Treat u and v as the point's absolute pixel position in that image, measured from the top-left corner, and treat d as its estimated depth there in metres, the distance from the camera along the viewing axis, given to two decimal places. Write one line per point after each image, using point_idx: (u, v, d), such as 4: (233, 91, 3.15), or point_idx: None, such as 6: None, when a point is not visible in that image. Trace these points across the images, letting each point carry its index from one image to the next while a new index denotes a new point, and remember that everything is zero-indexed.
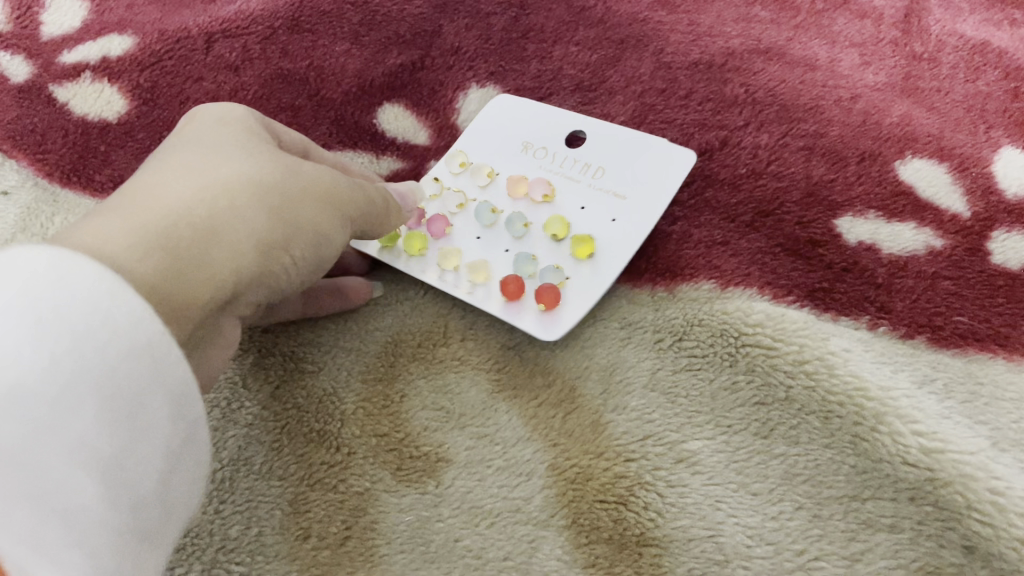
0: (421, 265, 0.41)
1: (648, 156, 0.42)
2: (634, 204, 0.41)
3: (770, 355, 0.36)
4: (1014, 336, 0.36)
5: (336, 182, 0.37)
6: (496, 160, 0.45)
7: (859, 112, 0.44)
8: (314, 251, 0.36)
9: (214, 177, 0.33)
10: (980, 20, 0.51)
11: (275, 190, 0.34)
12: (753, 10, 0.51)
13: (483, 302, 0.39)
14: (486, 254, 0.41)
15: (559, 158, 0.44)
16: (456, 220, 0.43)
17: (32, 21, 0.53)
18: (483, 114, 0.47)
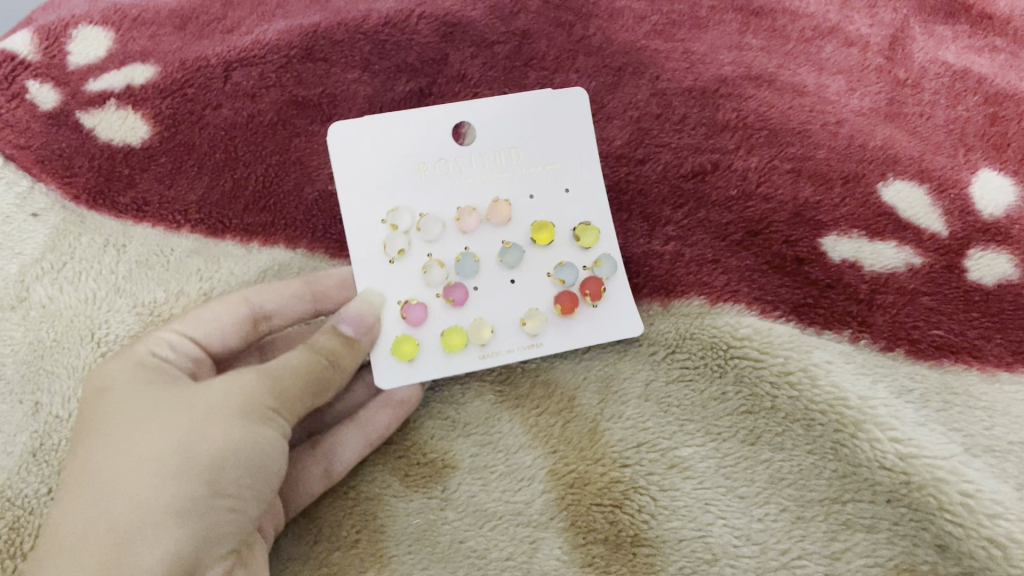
0: (472, 352, 0.40)
1: (541, 111, 0.42)
2: (571, 168, 0.42)
3: (756, 366, 0.39)
4: (986, 348, 0.41)
5: (238, 390, 0.35)
6: (407, 200, 0.41)
7: (845, 136, 0.47)
8: (251, 466, 0.35)
9: (118, 476, 0.33)
10: (962, 48, 0.53)
11: (174, 444, 0.33)
12: (745, 38, 0.54)
13: (560, 344, 0.40)
14: (506, 302, 0.41)
15: (464, 160, 0.41)
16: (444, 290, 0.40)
17: (59, 50, 0.53)
18: (343, 167, 0.40)
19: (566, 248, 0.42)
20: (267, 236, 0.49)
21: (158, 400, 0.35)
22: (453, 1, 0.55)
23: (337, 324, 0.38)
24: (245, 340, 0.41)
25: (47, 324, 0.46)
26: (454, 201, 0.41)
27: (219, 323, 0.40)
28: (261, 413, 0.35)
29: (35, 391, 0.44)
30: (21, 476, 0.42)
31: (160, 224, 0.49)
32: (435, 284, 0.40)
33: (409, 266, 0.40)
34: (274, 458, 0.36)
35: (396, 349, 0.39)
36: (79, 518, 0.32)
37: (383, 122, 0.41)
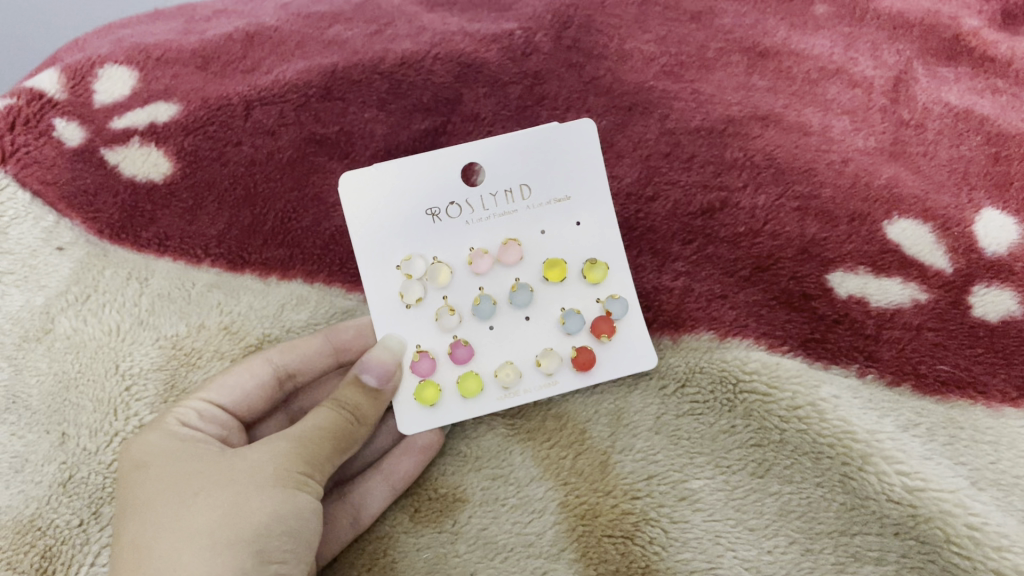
0: (490, 396, 0.41)
1: (546, 142, 0.42)
2: (581, 200, 0.43)
3: (765, 401, 0.40)
4: (991, 383, 0.41)
5: (271, 460, 0.37)
6: (419, 246, 0.42)
7: (850, 175, 0.48)
8: (291, 532, 0.36)
9: (162, 555, 0.34)
10: (964, 89, 0.55)
11: (217, 517, 0.35)
12: (751, 79, 0.55)
13: (574, 384, 0.42)
14: (521, 344, 0.42)
15: (474, 201, 0.42)
16: (461, 334, 0.42)
17: (85, 89, 0.55)
18: (356, 218, 0.41)
19: (578, 281, 0.43)
20: (285, 269, 0.50)
21: (194, 475, 0.37)
22: (467, 42, 0.57)
23: (360, 375, 0.40)
24: (270, 397, 0.43)
25: (73, 354, 0.47)
26: (467, 242, 0.42)
27: (244, 384, 0.43)
28: (294, 480, 0.37)
29: (62, 422, 0.46)
30: (51, 507, 0.44)
31: (181, 258, 0.50)
32: (449, 329, 0.42)
33: (424, 310, 0.42)
34: (310, 525, 0.37)
35: (417, 396, 0.41)
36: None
37: (385, 173, 0.42)
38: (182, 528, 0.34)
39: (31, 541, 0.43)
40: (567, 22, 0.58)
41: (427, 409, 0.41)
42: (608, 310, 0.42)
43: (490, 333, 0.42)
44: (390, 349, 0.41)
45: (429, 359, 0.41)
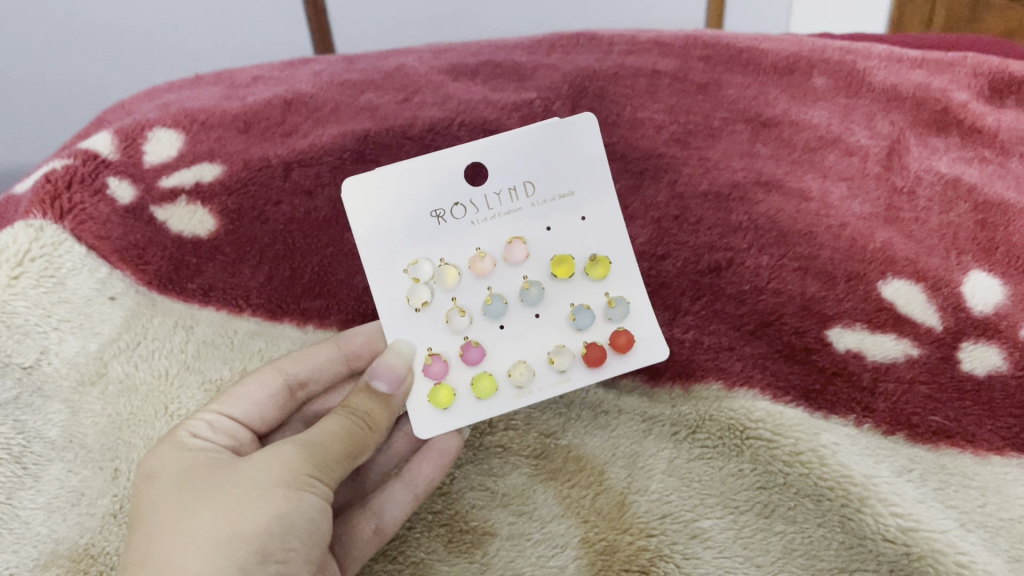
0: (507, 395, 0.46)
1: (543, 140, 0.46)
2: (581, 196, 0.47)
3: (769, 446, 0.43)
4: (978, 433, 0.45)
5: (280, 463, 0.41)
6: (429, 247, 0.46)
7: (846, 238, 0.51)
8: (295, 532, 0.40)
9: (172, 550, 0.38)
10: (954, 158, 0.58)
11: (228, 511, 0.39)
12: (755, 147, 0.60)
13: (583, 378, 0.46)
14: (530, 342, 0.47)
15: (479, 201, 0.47)
16: (474, 334, 0.47)
17: (136, 151, 0.59)
18: (368, 222, 0.46)
19: (582, 278, 0.47)
20: (322, 319, 0.55)
21: (206, 481, 0.41)
22: (491, 110, 0.62)
23: (372, 382, 0.45)
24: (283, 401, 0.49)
25: (125, 398, 0.51)
26: (474, 241, 0.47)
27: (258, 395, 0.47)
28: (302, 481, 0.41)
29: (114, 459, 0.50)
30: (103, 535, 0.48)
31: (225, 307, 0.54)
32: (461, 329, 0.46)
33: (438, 311, 0.47)
34: (315, 527, 0.41)
35: (435, 399, 0.46)
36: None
37: (388, 183, 0.46)
38: (190, 527, 0.38)
39: (85, 568, 0.47)
40: (583, 95, 0.63)
41: (447, 408, 0.46)
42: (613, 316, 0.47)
43: (501, 331, 0.47)
44: (402, 352, 0.45)
45: (444, 360, 0.46)
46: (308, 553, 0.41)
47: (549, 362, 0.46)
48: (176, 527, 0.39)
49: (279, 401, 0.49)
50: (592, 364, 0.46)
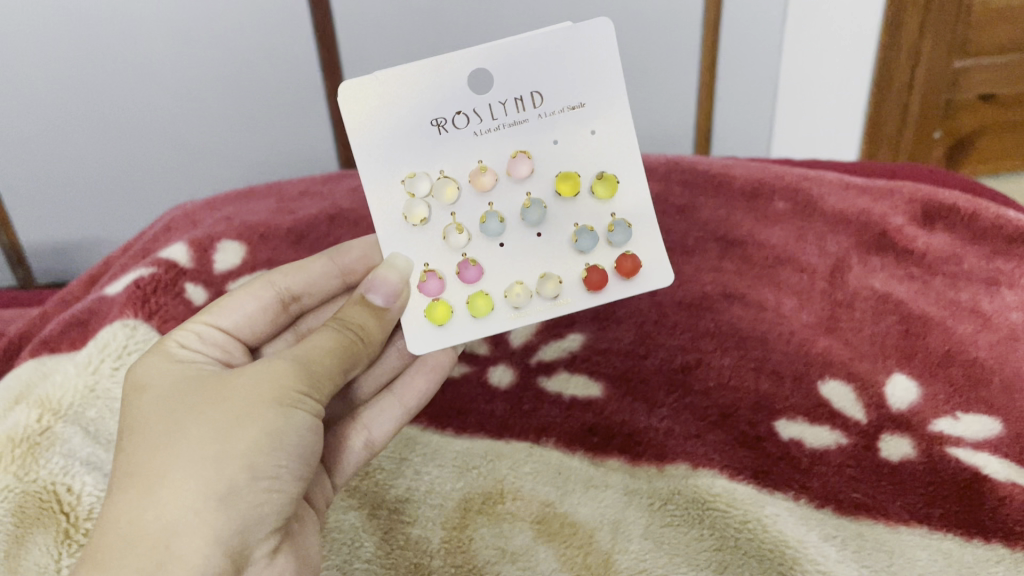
0: (501, 313, 0.58)
1: (549, 52, 0.53)
2: (588, 111, 0.55)
3: (725, 516, 0.55)
4: (891, 508, 0.55)
5: (269, 383, 0.49)
6: (433, 156, 0.55)
7: (795, 343, 0.63)
8: (279, 441, 0.48)
9: (165, 455, 0.46)
10: (887, 275, 0.70)
11: (214, 434, 0.47)
12: (721, 263, 0.72)
13: (578, 301, 0.58)
14: (523, 260, 0.58)
15: (486, 108, 0.54)
16: (472, 254, 0.57)
17: (208, 260, 0.71)
18: (382, 133, 0.54)
19: (587, 197, 0.57)
20: None
21: (199, 396, 0.49)
22: None
23: (369, 294, 0.56)
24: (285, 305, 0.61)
25: None
26: (479, 153, 0.55)
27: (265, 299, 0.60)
28: (290, 398, 0.49)
29: None
30: None
31: None
32: (457, 246, 0.57)
33: (440, 223, 0.57)
34: (300, 438, 0.49)
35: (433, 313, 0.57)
36: (132, 501, 0.45)
37: (385, 86, 0.53)
38: (184, 436, 0.47)
39: None
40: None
41: (443, 322, 0.57)
42: (613, 240, 0.57)
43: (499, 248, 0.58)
44: (400, 269, 0.56)
45: (439, 280, 0.56)
46: (296, 459, 0.50)
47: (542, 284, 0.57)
48: (171, 435, 0.47)
49: (280, 306, 0.61)
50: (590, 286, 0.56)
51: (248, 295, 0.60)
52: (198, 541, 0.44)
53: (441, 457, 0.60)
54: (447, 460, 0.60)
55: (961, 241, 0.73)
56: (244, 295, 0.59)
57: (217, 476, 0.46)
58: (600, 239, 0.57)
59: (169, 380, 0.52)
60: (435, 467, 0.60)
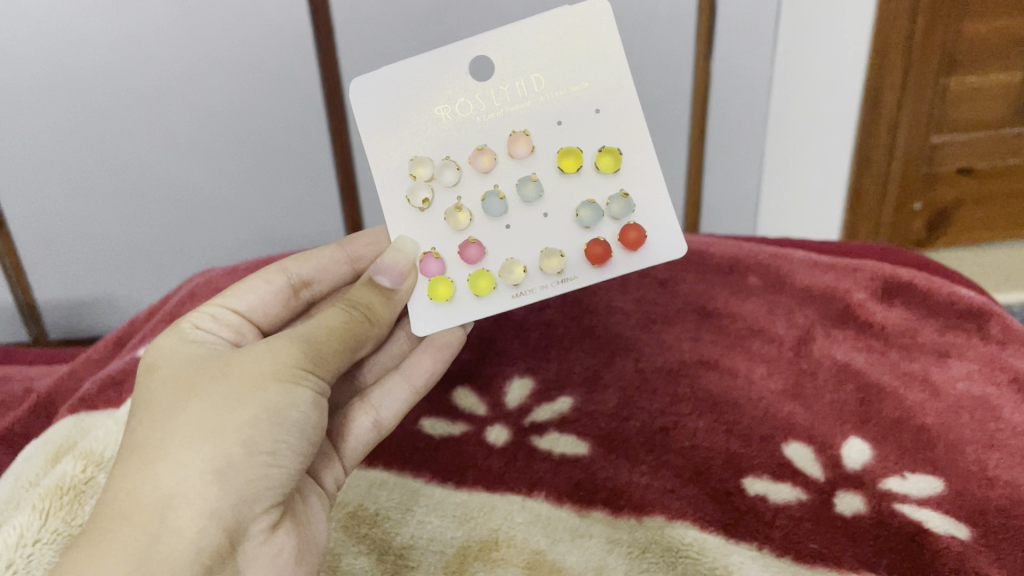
0: (502, 285, 0.73)
1: (545, 35, 0.70)
2: (584, 90, 0.71)
3: (695, 563, 0.61)
4: (844, 556, 0.60)
5: (267, 369, 0.60)
6: (444, 135, 0.72)
7: (762, 408, 0.71)
8: (274, 417, 0.58)
9: (172, 428, 0.56)
10: (849, 346, 0.77)
11: (211, 416, 0.56)
12: (699, 333, 0.79)
13: (585, 274, 0.72)
14: (521, 235, 0.73)
15: (490, 92, 0.71)
16: (473, 233, 0.73)
17: None
18: (403, 111, 0.71)
19: (592, 173, 0.73)
20: (370, 459, 0.72)
21: (202, 378, 0.59)
22: None
23: (379, 277, 0.71)
24: (297, 289, 0.77)
25: None
26: (483, 138, 0.72)
27: (277, 285, 0.75)
28: (285, 381, 0.60)
29: None
30: None
31: None
32: (461, 226, 0.73)
33: (447, 203, 0.73)
34: (293, 415, 0.60)
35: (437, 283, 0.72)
36: (132, 480, 0.54)
37: (401, 76, 0.71)
38: (188, 413, 0.56)
39: None
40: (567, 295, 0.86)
41: (445, 294, 0.72)
42: (614, 211, 0.72)
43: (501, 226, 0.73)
44: (405, 249, 0.72)
45: (440, 259, 0.73)
46: (289, 433, 0.60)
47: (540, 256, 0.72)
48: (177, 411, 0.57)
49: (291, 290, 0.76)
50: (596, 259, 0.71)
51: (262, 281, 0.74)
52: (198, 502, 0.54)
53: (444, 508, 0.67)
54: (449, 510, 0.66)
55: (916, 315, 0.81)
56: (259, 281, 0.74)
57: (217, 448, 0.55)
58: (606, 215, 0.72)
59: (175, 366, 0.62)
60: (437, 517, 0.66)
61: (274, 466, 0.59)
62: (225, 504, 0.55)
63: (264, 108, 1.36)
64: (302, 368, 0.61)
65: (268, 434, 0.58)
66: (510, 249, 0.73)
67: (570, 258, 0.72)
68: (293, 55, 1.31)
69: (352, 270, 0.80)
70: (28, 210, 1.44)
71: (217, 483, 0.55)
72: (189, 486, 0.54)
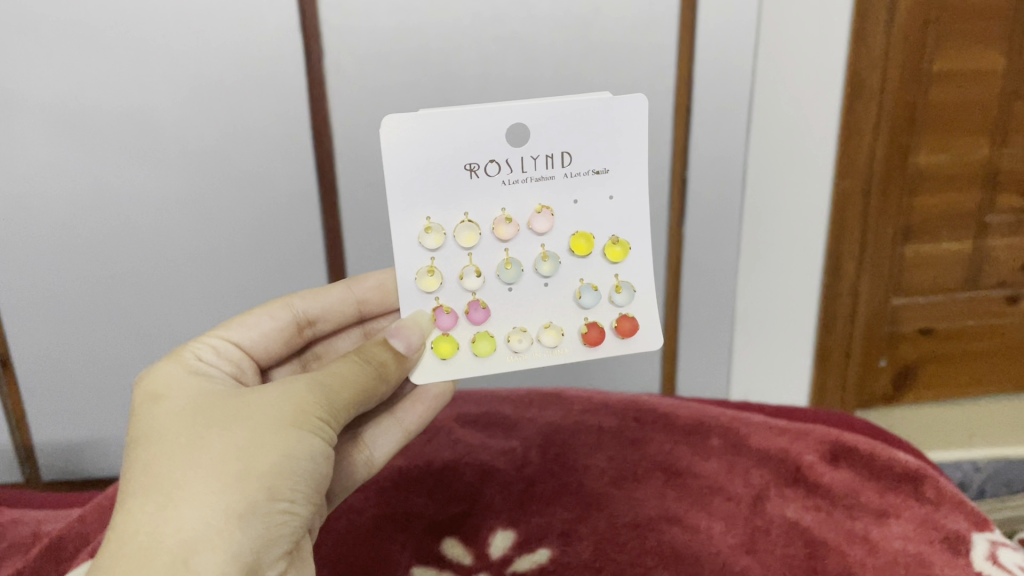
0: (505, 351, 0.88)
1: (582, 117, 0.84)
2: (602, 175, 0.86)
3: None
4: None
5: (282, 422, 0.72)
6: (472, 198, 0.85)
7: (720, 562, 0.79)
8: (288, 465, 0.70)
9: (198, 472, 0.66)
10: (799, 506, 0.86)
11: (236, 459, 0.68)
12: (666, 490, 0.88)
13: (577, 352, 0.89)
14: (527, 304, 0.89)
15: (518, 160, 0.84)
16: (483, 298, 0.88)
17: None
18: (444, 167, 0.83)
19: (600, 258, 0.88)
20: None
21: (221, 426, 0.70)
22: (487, 456, 0.96)
23: (393, 342, 0.86)
24: (297, 323, 0.95)
25: None
26: (506, 204, 0.86)
27: (278, 320, 0.93)
28: (299, 434, 0.72)
29: None
30: None
31: None
32: (474, 288, 0.87)
33: (464, 263, 0.87)
34: (304, 464, 0.72)
35: (446, 345, 0.88)
36: (161, 520, 0.64)
37: (451, 129, 0.82)
38: (212, 459, 0.67)
39: None
40: (546, 454, 0.95)
41: (450, 353, 0.88)
42: (614, 298, 0.88)
43: (509, 290, 0.88)
44: (421, 321, 0.87)
45: (453, 319, 0.87)
46: (300, 480, 0.71)
47: (542, 327, 0.89)
48: (202, 456, 0.68)
49: (293, 323, 0.95)
50: (587, 343, 0.88)
51: (269, 316, 0.93)
52: (223, 540, 0.64)
53: None
54: None
55: (860, 477, 0.90)
56: (265, 316, 0.93)
57: (239, 492, 0.66)
58: (606, 298, 0.89)
59: (194, 410, 0.73)
60: None
61: (288, 513, 0.70)
62: (246, 542, 0.65)
63: (271, 262, 1.49)
64: (311, 424, 0.74)
65: (283, 481, 0.69)
66: (511, 316, 0.89)
67: (568, 333, 0.89)
68: (302, 214, 1.46)
69: (354, 308, 0.97)
70: (39, 356, 1.53)
71: (240, 525, 0.65)
72: (215, 527, 0.64)
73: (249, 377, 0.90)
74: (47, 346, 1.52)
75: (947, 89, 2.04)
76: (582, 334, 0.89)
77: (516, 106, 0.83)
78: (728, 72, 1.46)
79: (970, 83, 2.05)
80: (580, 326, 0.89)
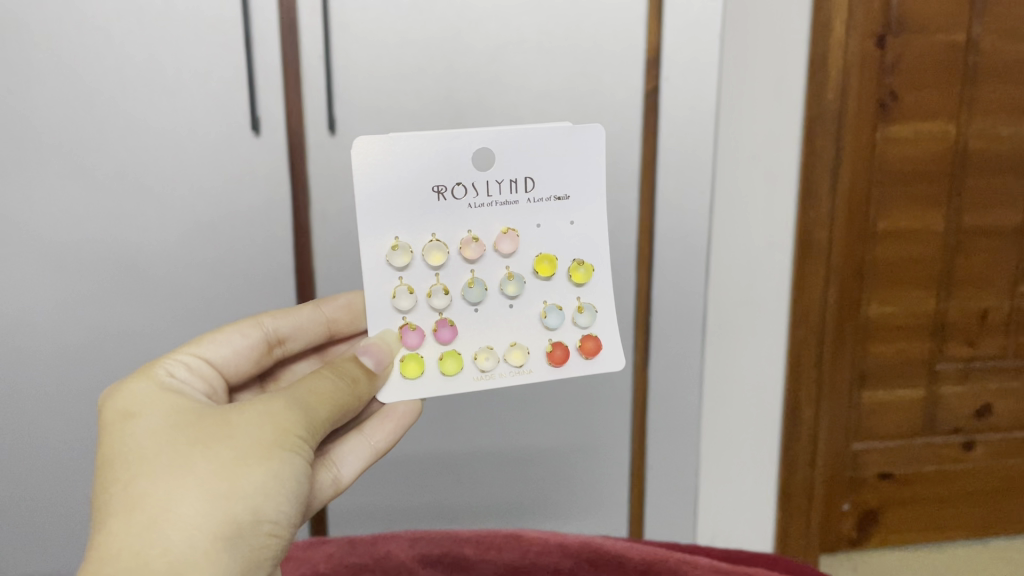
0: (470, 370, 0.98)
1: (544, 147, 0.95)
2: (560, 202, 0.97)
3: None
4: None
5: (266, 444, 0.78)
6: (439, 219, 0.95)
7: None
8: (271, 485, 0.77)
9: (184, 491, 0.72)
10: None
11: (222, 480, 0.74)
12: None
13: (541, 372, 0.98)
14: (491, 323, 0.98)
15: (483, 186, 0.95)
16: (449, 317, 0.97)
17: None
18: (414, 187, 0.93)
19: (566, 282, 0.99)
20: None
21: (205, 447, 0.76)
22: None
23: (363, 359, 0.95)
24: (268, 342, 1.03)
25: None
26: (471, 227, 0.96)
27: (248, 339, 1.00)
28: (281, 454, 0.79)
29: None
30: None
31: None
32: (442, 306, 0.96)
33: (433, 282, 0.96)
34: (286, 484, 0.79)
35: (413, 363, 0.97)
36: (150, 539, 0.69)
37: (424, 153, 0.93)
38: (198, 481, 0.73)
39: None
40: None
41: (417, 371, 0.97)
42: (577, 320, 0.99)
43: (474, 310, 0.98)
44: (387, 338, 0.96)
45: (420, 336, 0.97)
46: (283, 499, 0.78)
47: (506, 348, 0.98)
48: (187, 476, 0.73)
49: (262, 342, 1.02)
50: (552, 363, 0.98)
51: (239, 335, 1.00)
52: (209, 556, 0.71)
53: None
54: None
55: None
56: (236, 334, 1.00)
57: (225, 512, 0.73)
58: (571, 318, 0.99)
59: (175, 431, 0.78)
60: None
61: (271, 533, 0.77)
62: (230, 560, 0.72)
63: None
64: (292, 444, 0.80)
65: (265, 502, 0.76)
66: (476, 337, 0.98)
67: (531, 355, 0.98)
68: None
69: (324, 325, 1.08)
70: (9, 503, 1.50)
71: (226, 545, 0.72)
72: (202, 544, 0.71)
73: (219, 392, 0.95)
74: (11, 488, 1.49)
75: (893, 247, 2.18)
76: (548, 354, 0.98)
77: (484, 131, 0.94)
78: (689, 227, 1.55)
79: (916, 242, 2.20)
80: (544, 349, 0.99)
